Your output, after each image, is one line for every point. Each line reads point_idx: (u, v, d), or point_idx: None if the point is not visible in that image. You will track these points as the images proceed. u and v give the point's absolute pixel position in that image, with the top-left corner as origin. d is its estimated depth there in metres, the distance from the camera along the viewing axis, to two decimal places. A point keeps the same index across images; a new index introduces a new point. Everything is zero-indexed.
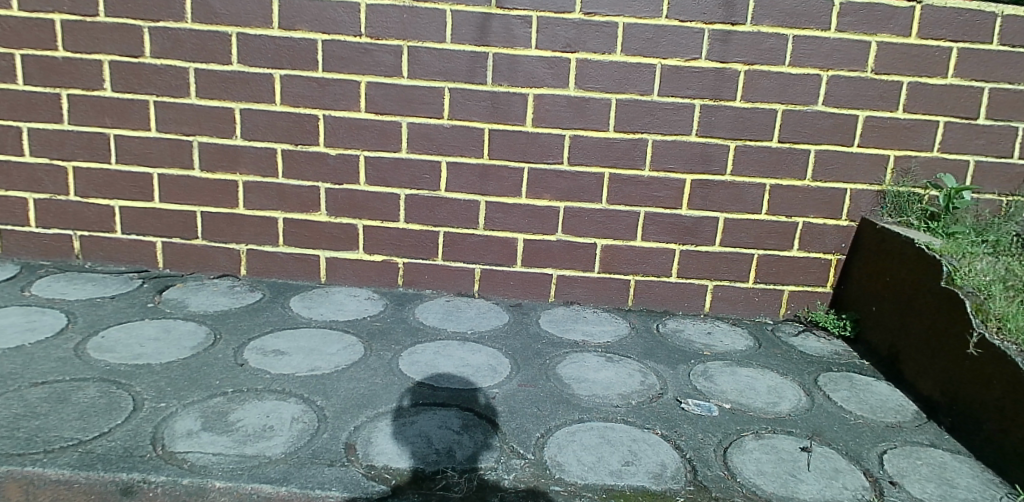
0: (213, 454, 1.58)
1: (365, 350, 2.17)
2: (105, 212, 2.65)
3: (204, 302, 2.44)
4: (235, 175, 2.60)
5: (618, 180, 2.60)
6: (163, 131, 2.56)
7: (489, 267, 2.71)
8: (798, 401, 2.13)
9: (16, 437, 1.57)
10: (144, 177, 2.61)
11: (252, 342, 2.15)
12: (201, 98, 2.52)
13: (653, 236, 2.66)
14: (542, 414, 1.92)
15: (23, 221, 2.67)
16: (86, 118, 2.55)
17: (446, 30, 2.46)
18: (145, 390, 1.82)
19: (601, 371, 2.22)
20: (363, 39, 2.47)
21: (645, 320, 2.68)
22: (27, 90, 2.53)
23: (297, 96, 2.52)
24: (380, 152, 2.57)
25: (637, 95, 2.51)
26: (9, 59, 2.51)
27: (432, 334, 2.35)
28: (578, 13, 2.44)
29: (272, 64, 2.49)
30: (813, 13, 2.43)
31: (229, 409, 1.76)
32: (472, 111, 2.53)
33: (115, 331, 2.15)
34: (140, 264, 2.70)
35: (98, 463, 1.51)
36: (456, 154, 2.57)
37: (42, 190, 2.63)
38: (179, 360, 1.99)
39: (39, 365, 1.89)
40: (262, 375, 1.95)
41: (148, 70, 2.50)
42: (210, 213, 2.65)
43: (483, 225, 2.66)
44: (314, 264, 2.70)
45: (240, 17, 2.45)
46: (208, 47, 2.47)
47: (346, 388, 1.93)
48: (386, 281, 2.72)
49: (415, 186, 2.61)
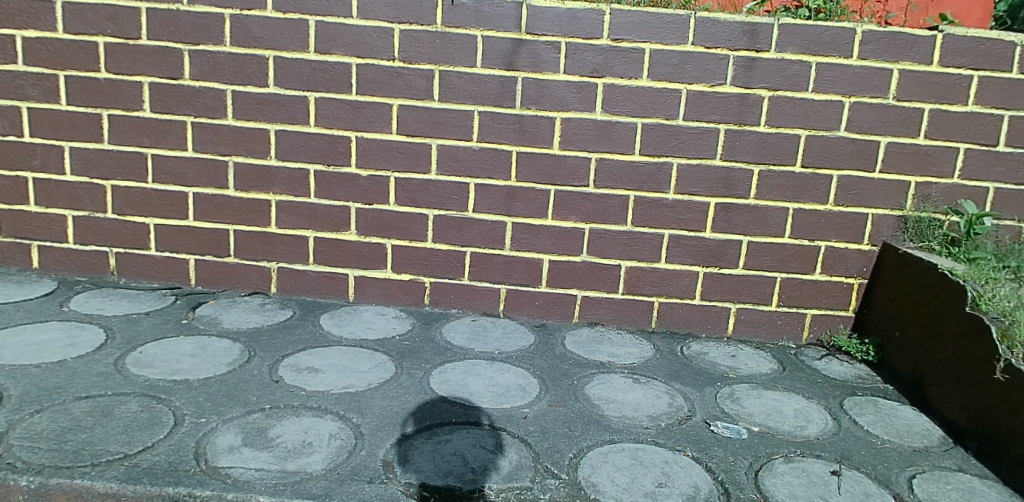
0: (255, 469, 1.58)
1: (396, 369, 2.19)
2: (140, 230, 2.69)
3: (236, 318, 2.46)
4: (268, 194, 2.64)
5: (644, 202, 2.64)
6: (199, 151, 2.61)
7: (514, 288, 2.74)
8: (825, 425, 2.14)
9: (64, 450, 1.57)
10: (179, 196, 2.65)
11: (286, 359, 2.15)
12: (236, 119, 2.57)
13: (677, 258, 2.69)
14: (574, 435, 1.94)
15: (60, 238, 2.70)
16: (126, 137, 2.61)
17: (476, 55, 2.52)
18: (184, 405, 1.81)
19: (629, 393, 2.24)
20: (396, 63, 2.52)
21: (669, 343, 2.69)
22: (69, 110, 2.59)
23: (331, 118, 2.57)
24: (410, 174, 2.62)
25: (662, 119, 2.56)
26: (53, 80, 2.56)
27: (460, 354, 2.37)
28: (606, 40, 2.50)
29: (308, 86, 2.54)
30: (836, 41, 2.48)
31: (268, 425, 1.76)
32: (500, 134, 2.58)
33: (152, 346, 2.15)
34: (173, 280, 2.73)
35: (145, 477, 1.51)
36: (484, 176, 2.62)
37: (80, 208, 2.68)
38: (217, 375, 1.99)
39: (82, 379, 1.89)
40: (298, 391, 1.96)
41: (187, 91, 2.56)
42: (243, 231, 2.68)
43: (509, 246, 2.69)
44: (343, 283, 2.73)
45: (278, 41, 2.51)
46: (247, 70, 2.53)
47: (380, 405, 1.95)
48: (412, 300, 2.75)
49: (443, 207, 2.65)
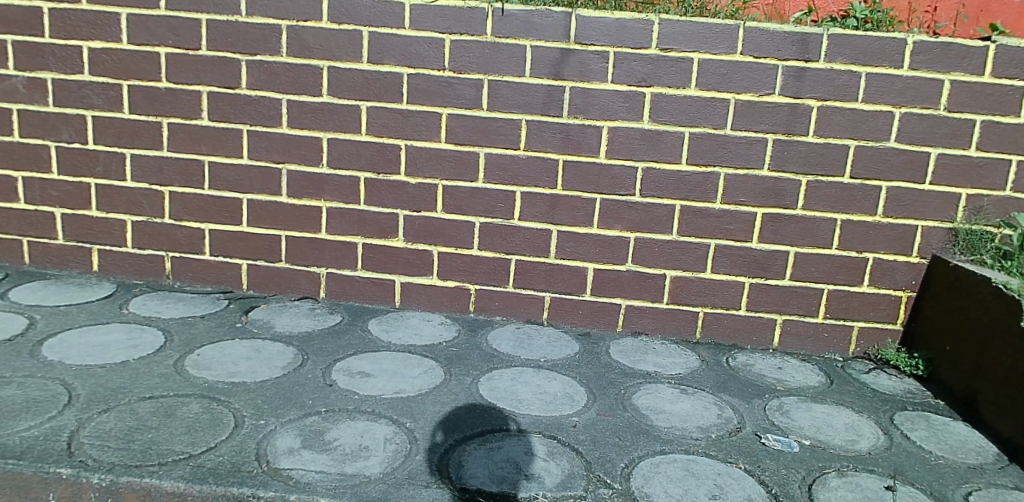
0: (315, 471, 1.60)
1: (445, 375, 2.21)
2: (195, 235, 2.76)
3: (288, 322, 2.51)
4: (319, 201, 2.69)
5: (690, 211, 2.63)
6: (254, 158, 2.67)
7: (558, 296, 2.75)
8: (877, 439, 2.10)
9: (132, 449, 1.62)
10: (233, 202, 2.72)
11: (338, 363, 2.19)
12: (290, 127, 2.63)
13: (722, 268, 2.67)
14: (624, 445, 1.93)
15: (119, 242, 2.79)
16: (185, 145, 2.68)
17: (525, 65, 2.54)
18: (244, 407, 1.85)
19: (677, 403, 2.23)
20: (446, 73, 2.56)
21: (714, 353, 2.67)
22: (132, 119, 2.67)
23: (382, 126, 2.61)
24: (457, 182, 2.65)
25: (709, 128, 2.55)
26: (117, 89, 2.65)
27: (507, 361, 2.38)
28: (654, 49, 2.51)
29: (360, 95, 2.59)
30: (886, 51, 2.45)
31: (325, 428, 1.79)
32: (547, 143, 2.60)
33: (210, 349, 2.20)
34: (225, 285, 2.80)
35: (210, 476, 1.55)
36: (530, 185, 2.64)
37: (139, 213, 2.76)
38: (273, 378, 2.03)
39: (145, 380, 1.95)
40: (352, 395, 1.99)
41: (244, 100, 2.62)
42: (294, 237, 2.73)
43: (554, 254, 2.70)
44: (390, 289, 2.77)
45: (332, 52, 2.56)
46: (301, 79, 2.59)
47: (432, 411, 1.96)
48: (457, 307, 2.77)
49: (489, 215, 2.67)
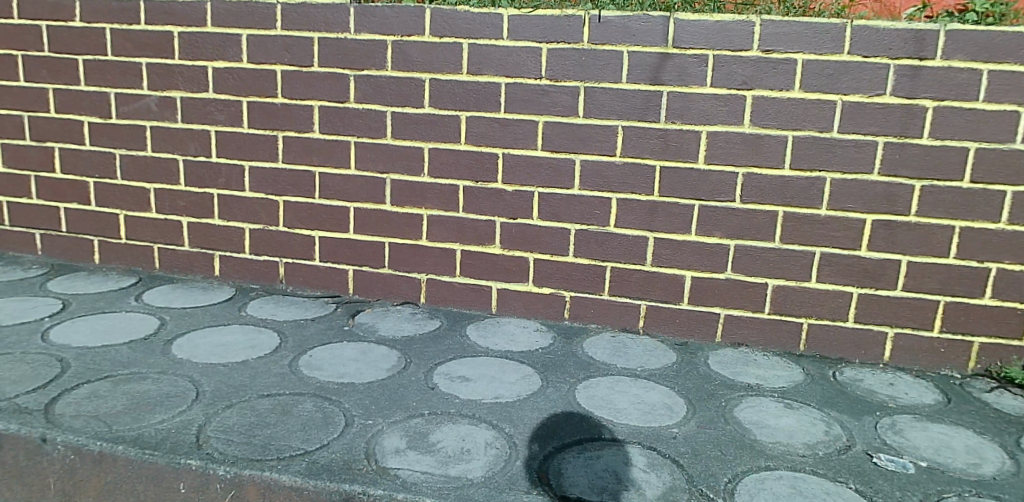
0: (420, 472, 1.66)
1: (542, 381, 2.23)
2: (306, 242, 2.92)
3: (391, 326, 2.60)
4: (421, 209, 2.78)
5: (793, 218, 2.53)
6: (360, 169, 2.79)
7: (655, 305, 2.71)
8: (1006, 464, 1.95)
9: (254, 444, 1.73)
10: (341, 210, 2.85)
11: (439, 367, 2.25)
12: (394, 138, 2.74)
13: (828, 278, 2.56)
14: (727, 459, 1.88)
15: (239, 248, 2.99)
16: (297, 156, 2.84)
17: (622, 71, 2.53)
18: (353, 407, 1.94)
19: (781, 418, 2.15)
20: (543, 81, 2.59)
21: (820, 367, 2.55)
22: (251, 132, 2.86)
23: (480, 136, 2.67)
24: (554, 189, 2.67)
25: (814, 132, 2.45)
26: (238, 105, 2.85)
27: (603, 369, 2.37)
28: (756, 51, 2.43)
29: (459, 106, 2.66)
30: (1011, 46, 2.27)
31: (428, 430, 1.85)
32: (644, 149, 2.57)
33: (320, 350, 2.32)
34: (333, 289, 2.94)
35: (324, 472, 1.63)
36: (627, 191, 2.62)
37: (257, 221, 2.94)
38: (379, 380, 2.12)
39: (264, 378, 2.08)
40: (453, 399, 2.04)
41: (352, 113, 2.75)
42: (396, 244, 2.84)
43: (650, 261, 2.67)
44: (487, 295, 2.82)
45: (434, 64, 2.65)
46: (405, 92, 2.69)
47: (531, 417, 1.99)
48: (552, 313, 2.79)
49: (585, 222, 2.67)
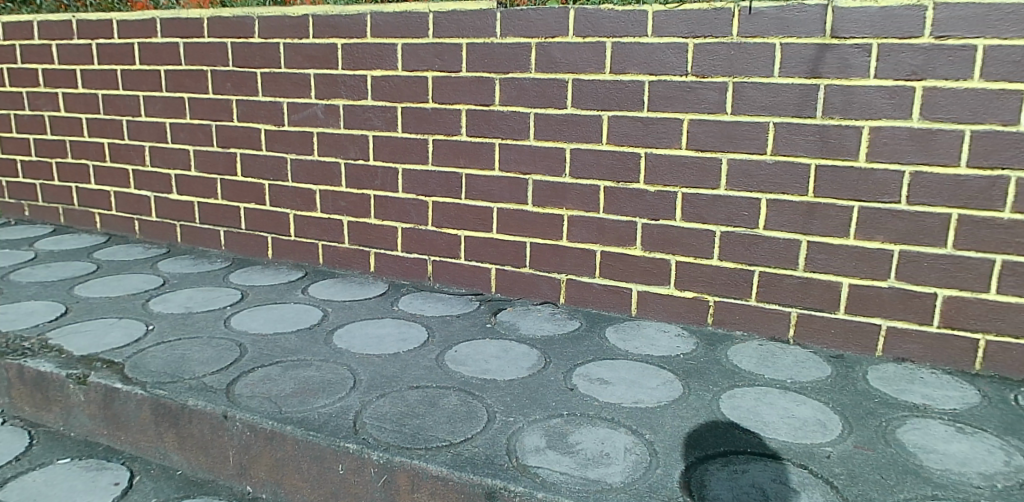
0: (560, 472, 1.68)
1: (684, 388, 2.17)
2: (453, 241, 3.04)
3: (532, 326, 2.66)
4: (562, 209, 2.81)
5: (971, 222, 2.27)
6: (504, 170, 2.87)
7: (807, 313, 2.54)
8: None
9: (404, 432, 1.84)
10: (485, 210, 2.95)
11: (578, 368, 2.26)
12: (537, 139, 2.78)
13: (1013, 289, 2.28)
14: (888, 484, 1.73)
15: (392, 246, 3.18)
16: (446, 158, 2.97)
17: (774, 64, 2.40)
18: (495, 403, 2.01)
19: (954, 443, 1.94)
20: (689, 78, 2.51)
21: (1001, 389, 2.27)
22: (404, 136, 3.03)
23: (623, 135, 2.65)
24: (699, 189, 2.58)
25: (997, 125, 2.18)
26: (393, 111, 3.03)
27: (749, 379, 2.27)
28: (928, 37, 2.21)
29: (602, 106, 2.65)
30: None
31: (568, 431, 1.87)
32: (797, 146, 2.42)
33: (465, 346, 2.42)
34: (476, 287, 3.05)
35: (468, 465, 1.70)
36: (777, 191, 2.48)
37: (408, 220, 3.12)
38: (520, 378, 2.17)
39: (413, 371, 2.20)
40: (592, 401, 2.05)
41: (497, 116, 2.83)
42: (538, 244, 2.89)
43: (803, 266, 2.51)
44: (627, 297, 2.79)
45: (577, 65, 2.66)
46: (548, 93, 2.72)
47: (672, 424, 1.94)
48: (695, 318, 2.70)
49: (732, 223, 2.57)
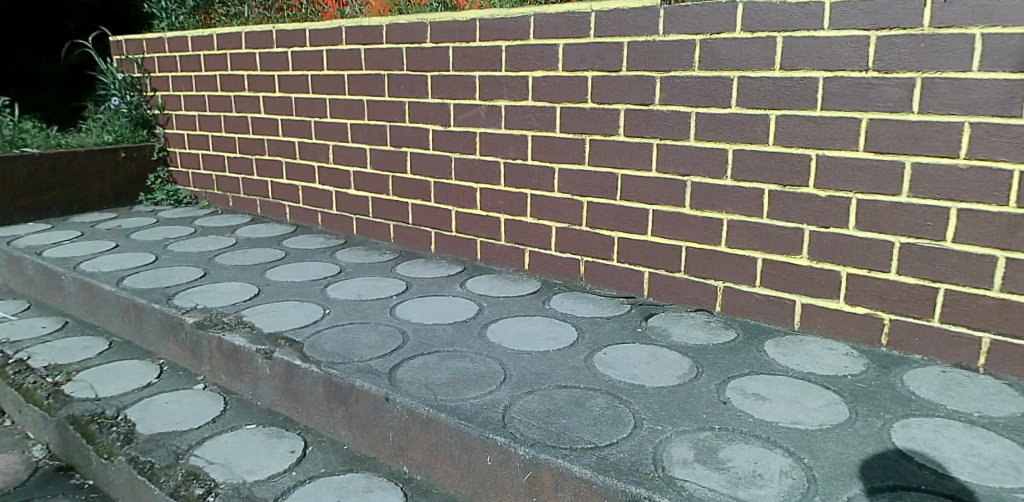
0: (708, 488, 1.63)
1: (850, 412, 2.00)
2: (606, 242, 3.03)
3: (684, 333, 2.58)
4: (722, 213, 2.70)
5: None
6: (661, 171, 2.81)
7: (1004, 340, 2.23)
8: None
9: (551, 430, 1.88)
10: (640, 212, 2.91)
11: (732, 381, 2.17)
12: (698, 139, 2.69)
13: None
14: None
15: (546, 244, 3.24)
16: (602, 159, 2.97)
17: (974, 56, 2.13)
18: (642, 410, 1.98)
19: None
20: (870, 73, 2.30)
21: None
22: (562, 136, 3.07)
23: (792, 136, 2.49)
24: (877, 195, 2.36)
25: None
26: (552, 111, 3.08)
27: (928, 409, 2.04)
28: None
29: (769, 104, 2.51)
30: None
31: (718, 447, 1.80)
32: (1000, 150, 2.13)
33: (614, 349, 2.41)
34: (628, 290, 3.02)
35: (613, 470, 1.70)
36: (972, 200, 2.20)
37: (563, 220, 3.16)
38: (669, 386, 2.12)
39: (562, 370, 2.23)
40: (746, 417, 1.95)
41: (656, 116, 2.78)
42: (694, 248, 2.80)
43: (999, 286, 2.21)
44: (789, 309, 2.62)
45: (743, 62, 2.54)
46: (711, 92, 2.63)
47: (835, 450, 1.81)
48: (867, 337, 2.47)
49: (914, 234, 2.32)
